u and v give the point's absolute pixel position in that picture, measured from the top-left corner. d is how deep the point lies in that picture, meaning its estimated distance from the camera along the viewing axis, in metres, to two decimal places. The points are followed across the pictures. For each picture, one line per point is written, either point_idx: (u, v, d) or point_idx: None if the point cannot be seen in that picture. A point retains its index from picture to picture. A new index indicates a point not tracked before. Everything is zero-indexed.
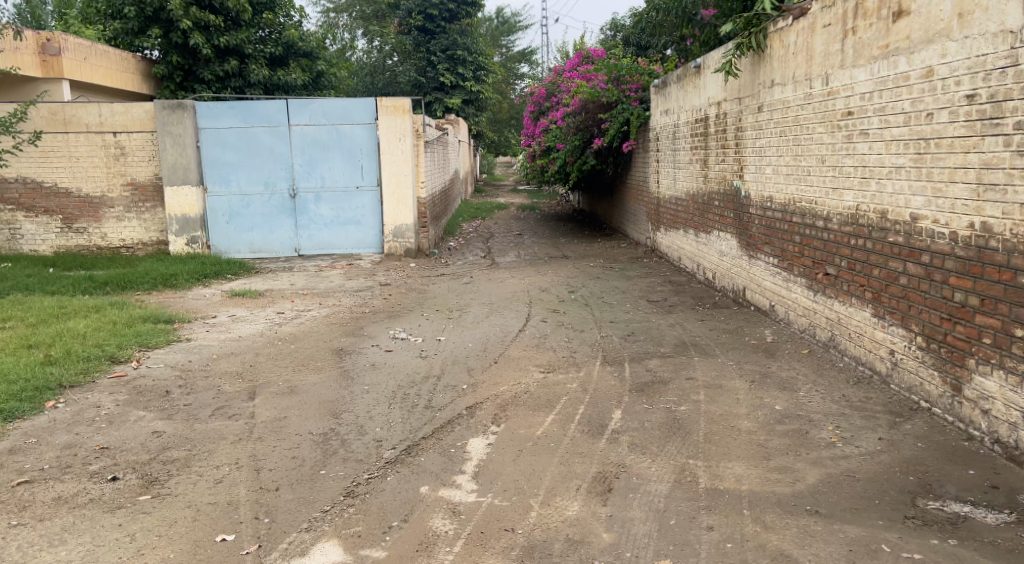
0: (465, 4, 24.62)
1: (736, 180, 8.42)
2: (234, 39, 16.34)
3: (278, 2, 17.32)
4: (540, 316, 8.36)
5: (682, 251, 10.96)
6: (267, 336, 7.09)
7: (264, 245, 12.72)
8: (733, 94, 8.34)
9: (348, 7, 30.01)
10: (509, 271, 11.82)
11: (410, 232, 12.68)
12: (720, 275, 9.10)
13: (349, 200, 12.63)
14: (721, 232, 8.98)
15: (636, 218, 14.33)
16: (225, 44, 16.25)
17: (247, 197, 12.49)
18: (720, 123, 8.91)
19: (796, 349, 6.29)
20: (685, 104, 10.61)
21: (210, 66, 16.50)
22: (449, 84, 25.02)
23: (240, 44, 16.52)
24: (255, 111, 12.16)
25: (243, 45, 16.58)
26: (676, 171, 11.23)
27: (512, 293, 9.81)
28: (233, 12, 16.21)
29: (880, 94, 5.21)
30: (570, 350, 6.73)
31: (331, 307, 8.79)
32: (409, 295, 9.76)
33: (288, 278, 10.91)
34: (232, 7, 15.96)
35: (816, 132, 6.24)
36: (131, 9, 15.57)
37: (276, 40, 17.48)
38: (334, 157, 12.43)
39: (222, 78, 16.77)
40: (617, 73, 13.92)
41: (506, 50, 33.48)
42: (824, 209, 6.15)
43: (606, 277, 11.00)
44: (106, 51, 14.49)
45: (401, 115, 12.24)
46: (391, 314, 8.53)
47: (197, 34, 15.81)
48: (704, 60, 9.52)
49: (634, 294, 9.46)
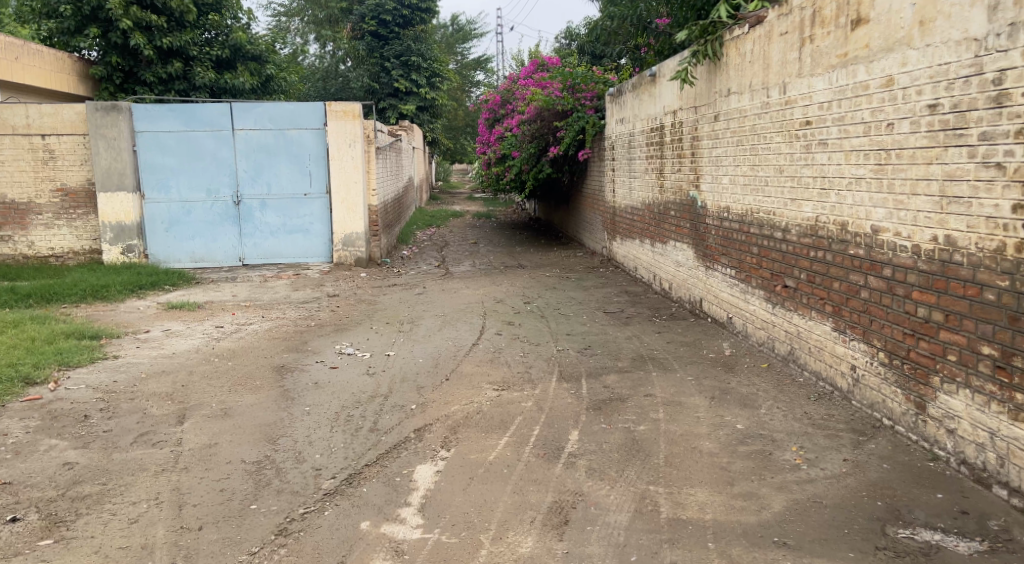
0: (419, 10, 24.32)
1: (692, 190, 8.27)
2: (177, 40, 15.80)
3: (224, 3, 16.79)
4: (494, 328, 8.11)
5: (638, 260, 10.81)
6: (201, 355, 6.81)
7: (206, 254, 12.26)
8: (689, 103, 8.20)
9: (300, 10, 29.53)
10: (462, 281, 11.55)
11: (360, 240, 12.34)
12: (677, 286, 8.95)
13: (296, 207, 12.27)
14: (678, 242, 8.84)
15: (592, 227, 14.18)
16: (168, 45, 15.71)
17: (187, 204, 12.07)
18: (676, 132, 8.78)
19: (755, 364, 6.12)
20: (641, 113, 10.46)
21: (151, 68, 15.94)
22: (403, 90, 24.69)
23: (183, 46, 15.99)
24: (197, 114, 11.80)
25: (187, 46, 16.05)
26: (632, 180, 11.08)
27: (465, 304, 9.55)
28: (177, 13, 15.69)
29: (839, 104, 5.01)
30: (525, 365, 6.48)
31: (275, 321, 8.45)
32: (357, 307, 9.44)
33: (231, 289, 10.49)
34: (175, 8, 15.44)
35: (774, 141, 6.06)
36: (67, 8, 14.95)
37: (222, 42, 16.95)
38: (281, 163, 12.10)
39: (165, 80, 16.22)
40: (572, 81, 13.76)
41: (461, 57, 33.29)
42: (782, 221, 5.98)
43: (562, 287, 10.80)
44: (40, 51, 13.90)
45: (351, 120, 11.96)
46: (338, 327, 8.22)
47: (137, 34, 15.24)
48: (659, 69, 9.38)
49: (590, 305, 9.26)
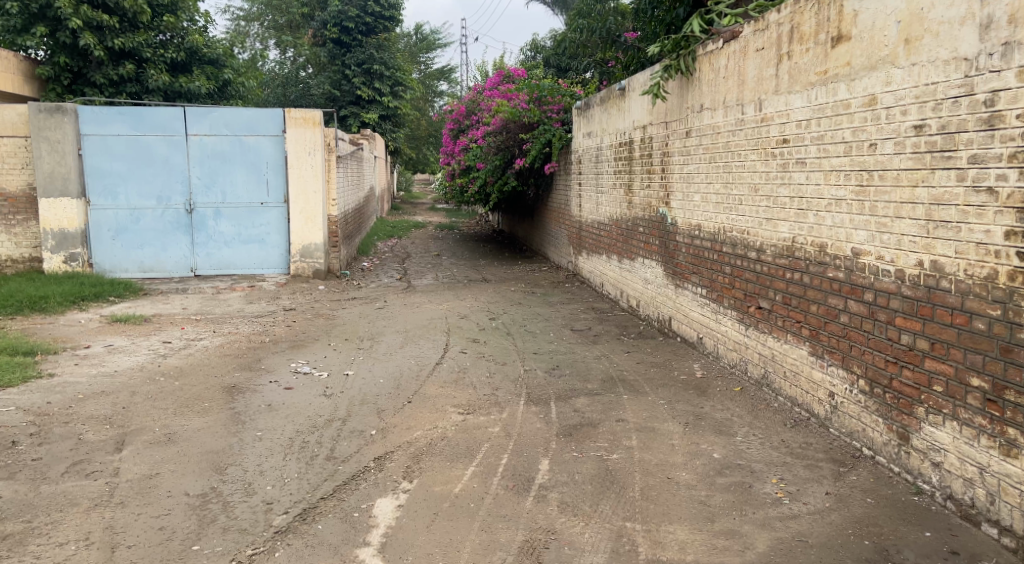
0: (382, 18, 24.02)
1: (662, 206, 8.13)
2: (130, 42, 15.32)
3: (180, 4, 16.32)
4: (458, 346, 7.87)
5: (605, 276, 10.65)
6: (143, 374, 6.62)
7: (155, 264, 11.80)
8: (660, 118, 8.06)
9: (260, 16, 29.05)
10: (424, 295, 11.27)
11: (318, 251, 11.99)
12: (644, 304, 8.80)
13: (252, 216, 11.91)
14: (646, 259, 8.69)
15: (557, 241, 14.00)
16: (119, 46, 15.21)
17: (136, 212, 11.62)
18: (646, 147, 8.65)
19: (727, 387, 5.95)
20: (609, 127, 10.32)
21: (102, 69, 15.42)
22: (366, 99, 24.35)
23: (136, 48, 15.51)
24: (148, 118, 11.40)
25: (140, 48, 15.57)
26: (599, 196, 10.94)
27: (427, 319, 9.30)
28: (130, 13, 15.19)
29: (818, 123, 4.85)
30: (491, 387, 6.25)
31: (228, 337, 8.12)
32: (315, 322, 9.13)
33: (183, 302, 10.10)
34: (128, 8, 14.95)
35: (750, 159, 5.92)
36: (13, 5, 14.39)
37: (178, 44, 16.47)
38: (236, 170, 11.74)
39: (116, 82, 15.71)
40: (538, 94, 13.59)
41: (426, 66, 33.02)
42: (757, 240, 5.82)
43: (527, 302, 10.60)
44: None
45: (311, 128, 11.67)
46: (294, 344, 7.93)
47: (88, 35, 14.72)
48: (629, 83, 9.25)
49: (556, 322, 9.07)
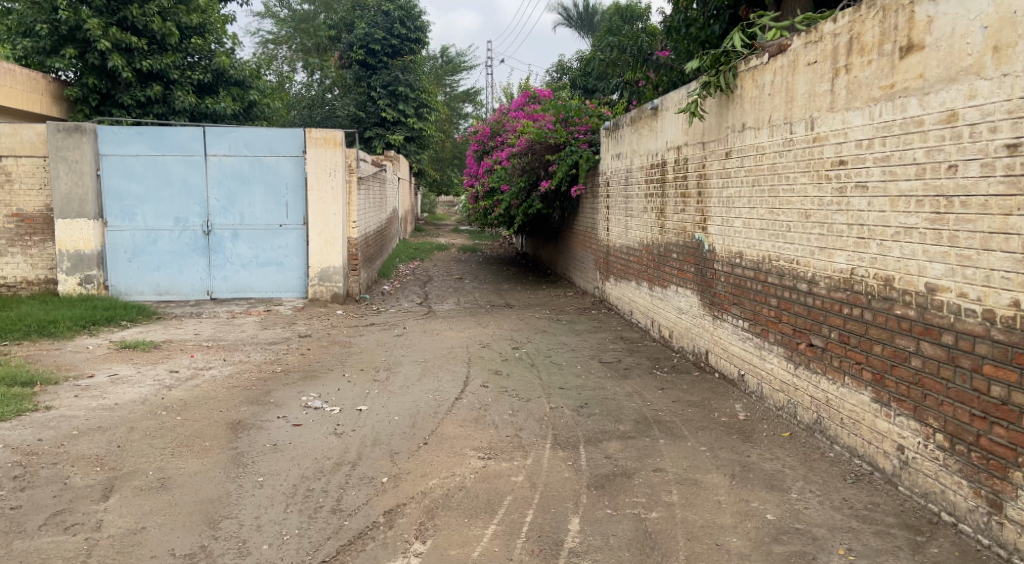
0: (408, 40, 23.86)
1: (698, 231, 7.65)
2: (157, 63, 15.15)
3: (208, 26, 16.19)
4: (480, 378, 7.39)
5: (634, 304, 10.15)
6: (144, 408, 6.18)
7: (172, 287, 11.48)
8: (697, 139, 7.59)
9: (289, 39, 29.09)
10: (445, 321, 10.83)
11: (338, 275, 11.59)
12: (678, 335, 8.29)
13: (271, 238, 11.56)
14: (680, 287, 8.19)
15: (582, 266, 13.54)
16: (147, 68, 15.05)
17: (154, 233, 11.33)
18: (680, 169, 8.18)
19: (774, 432, 5.43)
20: (640, 148, 9.87)
21: (130, 91, 15.27)
22: (390, 120, 24.15)
23: (164, 69, 15.35)
24: (168, 138, 11.15)
25: (167, 69, 15.41)
26: (628, 219, 10.47)
27: (447, 348, 8.84)
28: (158, 35, 15.08)
29: (883, 142, 4.34)
30: (514, 427, 5.77)
31: (240, 366, 7.68)
32: (331, 350, 8.71)
33: (196, 327, 9.74)
34: (156, 29, 14.84)
35: (800, 181, 5.41)
36: (42, 25, 14.22)
37: (205, 67, 16.30)
38: (256, 191, 11.43)
39: (143, 103, 15.53)
40: (565, 114, 13.20)
41: (451, 89, 32.86)
42: (809, 271, 5.30)
43: (553, 330, 10.11)
44: (13, 69, 13.15)
45: (332, 148, 11.34)
46: (307, 374, 7.50)
47: (116, 56, 14.57)
48: (662, 102, 8.80)
49: (583, 353, 8.57)
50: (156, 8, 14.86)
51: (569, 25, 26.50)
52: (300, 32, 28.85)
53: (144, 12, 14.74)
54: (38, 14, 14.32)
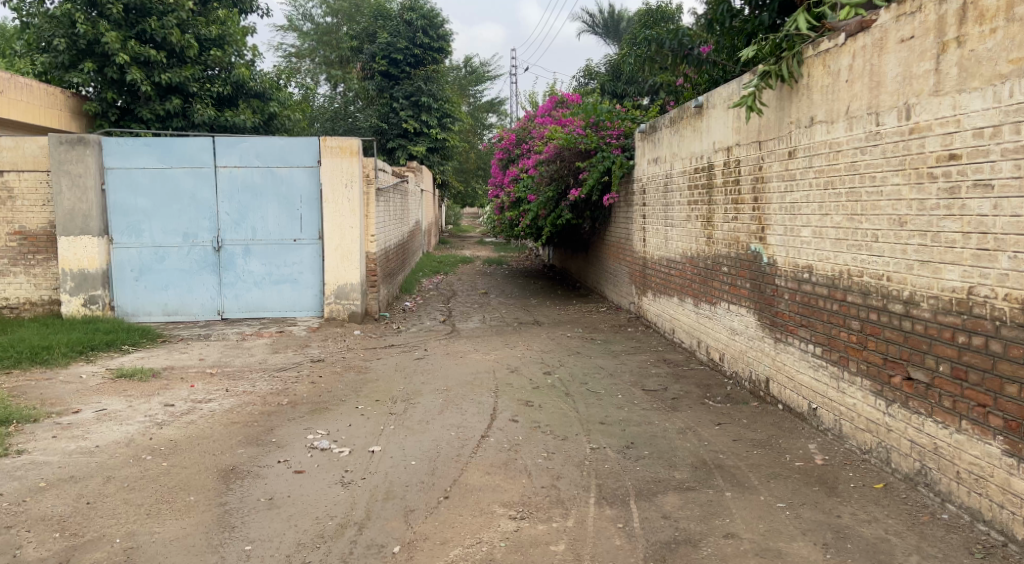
0: (431, 50, 23.20)
1: (754, 242, 6.80)
2: (176, 76, 14.58)
3: (227, 38, 15.61)
4: (511, 410, 6.57)
5: (676, 321, 9.29)
6: (128, 450, 5.34)
7: (181, 307, 10.77)
8: (752, 137, 6.73)
9: (312, 51, 28.62)
10: (470, 341, 10.03)
11: (355, 292, 10.82)
12: (730, 359, 7.41)
13: (285, 254, 10.83)
14: (732, 305, 7.34)
15: (616, 279, 12.66)
16: (167, 81, 14.48)
17: (161, 250, 10.63)
18: (731, 172, 7.32)
19: (864, 483, 4.55)
20: (682, 152, 9.00)
21: (149, 104, 14.69)
22: (413, 131, 23.47)
23: (183, 82, 14.77)
24: (176, 150, 10.48)
25: (186, 83, 14.84)
26: (668, 229, 9.60)
27: (473, 373, 8.00)
28: (178, 47, 14.58)
29: (1015, 128, 3.75)
30: (551, 475, 4.94)
31: (244, 398, 6.87)
32: (345, 377, 7.90)
33: (201, 351, 9.00)
34: (175, 42, 14.32)
35: (891, 182, 4.56)
36: (60, 39, 13.53)
37: (225, 79, 15.68)
38: (268, 205, 10.72)
39: (162, 117, 14.96)
40: (595, 118, 12.38)
41: (474, 99, 32.16)
42: (906, 289, 4.42)
43: (588, 351, 9.26)
44: (30, 84, 12.46)
45: (349, 157, 10.59)
46: (316, 408, 6.70)
47: (135, 69, 14.02)
48: (709, 99, 7.95)
49: (624, 379, 7.70)
50: (174, 20, 14.32)
51: (594, 33, 25.69)
52: (323, 44, 28.36)
53: (163, 24, 14.20)
54: (56, 28, 13.65)
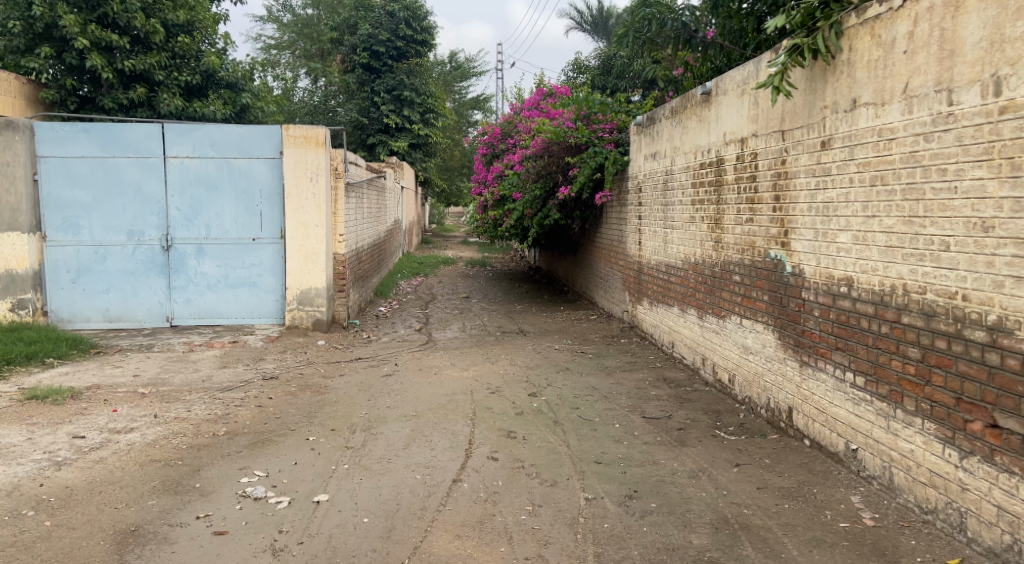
0: (415, 42, 22.13)
1: (775, 248, 5.82)
2: (141, 63, 13.03)
3: (196, 23, 14.09)
4: (489, 444, 5.57)
5: (676, 335, 8.34)
6: (7, 502, 4.35)
7: (124, 313, 9.68)
8: (774, 126, 5.76)
9: (291, 44, 27.49)
10: (446, 353, 9.02)
11: (321, 297, 9.74)
12: (743, 383, 6.46)
13: (242, 255, 9.77)
14: (745, 320, 6.39)
15: (607, 285, 11.69)
16: (130, 69, 12.94)
17: (103, 248, 9.55)
18: (747, 166, 6.34)
19: (935, 556, 3.75)
20: (685, 145, 8.04)
21: (111, 93, 13.10)
22: (395, 126, 22.38)
23: (148, 70, 13.22)
24: (120, 137, 9.42)
25: (152, 70, 13.29)
26: (668, 232, 8.64)
27: (447, 394, 6.98)
28: (141, 32, 13.05)
29: None
30: (537, 540, 4.08)
31: (173, 427, 5.84)
32: (298, 399, 6.86)
33: (138, 365, 7.94)
34: (140, 27, 12.81)
35: (969, 176, 3.74)
36: (14, 22, 11.99)
37: (193, 68, 14.15)
38: (224, 199, 9.66)
39: (125, 108, 13.41)
40: (586, 110, 11.40)
41: (460, 96, 31.05)
42: (991, 312, 3.64)
43: (578, 367, 8.28)
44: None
45: (314, 148, 9.55)
46: (258, 440, 5.67)
47: (96, 56, 12.47)
48: (718, 85, 6.99)
49: (620, 403, 6.71)
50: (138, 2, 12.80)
51: (582, 29, 24.70)
52: (303, 36, 27.21)
53: (126, 7, 12.66)
54: (10, 9, 12.13)
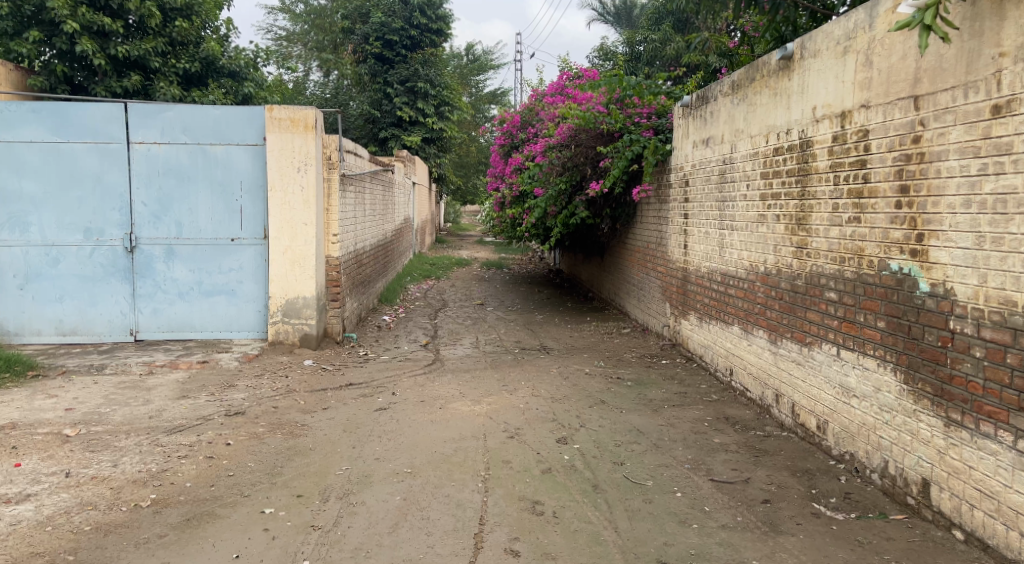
0: (429, 31, 20.61)
1: (898, 260, 4.27)
2: (137, 49, 10.78)
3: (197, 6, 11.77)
4: (507, 527, 4.12)
5: (735, 360, 6.79)
6: None
7: (81, 325, 8.15)
8: (902, 91, 4.23)
9: (303, 36, 25.95)
10: (456, 378, 7.49)
11: (310, 309, 8.20)
12: (840, 434, 4.89)
13: (219, 258, 8.24)
14: (847, 352, 4.82)
15: (642, 294, 10.12)
16: (125, 55, 10.68)
17: (55, 249, 8.03)
18: (855, 147, 4.73)
19: None
20: (752, 127, 6.48)
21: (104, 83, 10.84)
22: (408, 120, 20.88)
23: (144, 57, 10.96)
24: (75, 119, 7.90)
25: (147, 58, 11.02)
26: (725, 234, 7.07)
27: (453, 440, 5.44)
28: (135, 16, 10.86)
29: None
30: None
31: (84, 493, 4.38)
32: (264, 444, 5.37)
33: (78, 394, 6.46)
34: (135, 8, 10.63)
35: None
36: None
37: (192, 54, 11.80)
38: (198, 193, 8.14)
39: None
40: (620, 93, 9.85)
41: (476, 90, 29.47)
42: None
43: (616, 398, 6.75)
44: None
45: (303, 133, 8.04)
46: (195, 514, 4.21)
47: (87, 40, 10.25)
48: (804, 45, 5.44)
49: (677, 456, 5.16)
50: None
51: (604, 21, 23.08)
52: (316, 27, 25.62)
53: None
54: None
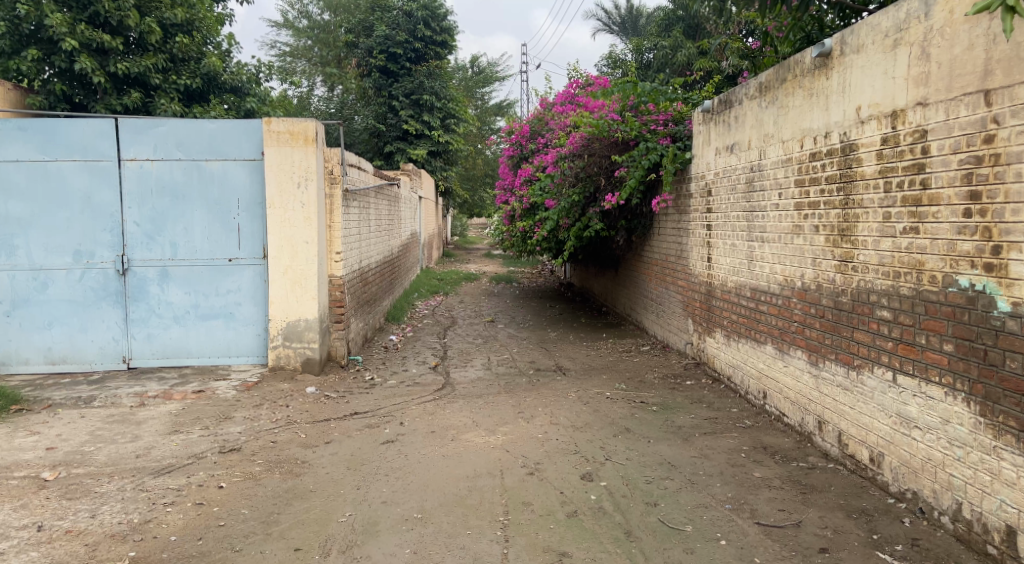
0: (434, 44, 20.23)
1: (968, 277, 3.91)
2: (136, 65, 10.33)
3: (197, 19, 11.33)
4: None
5: (768, 382, 6.30)
6: None
7: (71, 353, 7.65)
8: (970, 86, 3.87)
9: (308, 51, 25.61)
10: (467, 404, 7.00)
11: (312, 333, 7.71)
12: (898, 469, 4.39)
13: (216, 280, 7.76)
14: (905, 378, 4.32)
15: (661, 308, 9.63)
16: (125, 72, 10.22)
17: (43, 273, 7.56)
18: (912, 149, 4.25)
19: None
20: (783, 130, 6.00)
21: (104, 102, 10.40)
22: (414, 133, 20.47)
23: (144, 74, 10.51)
24: (63, 135, 7.45)
25: (147, 74, 10.57)
26: (754, 246, 6.58)
27: (467, 479, 4.95)
28: (135, 32, 10.41)
29: None
30: None
31: (56, 552, 3.98)
32: (261, 486, 4.90)
33: (63, 430, 5.99)
34: (135, 24, 10.18)
35: None
36: None
37: (193, 70, 11.35)
38: (193, 211, 7.67)
39: None
40: (635, 100, 9.36)
41: (482, 102, 29.12)
42: None
43: (640, 424, 6.26)
44: None
45: (303, 147, 7.59)
46: None
47: (85, 58, 9.80)
48: (843, 40, 4.97)
49: (716, 494, 4.66)
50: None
51: (610, 31, 22.71)
52: (320, 43, 25.29)
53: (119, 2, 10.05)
54: None
